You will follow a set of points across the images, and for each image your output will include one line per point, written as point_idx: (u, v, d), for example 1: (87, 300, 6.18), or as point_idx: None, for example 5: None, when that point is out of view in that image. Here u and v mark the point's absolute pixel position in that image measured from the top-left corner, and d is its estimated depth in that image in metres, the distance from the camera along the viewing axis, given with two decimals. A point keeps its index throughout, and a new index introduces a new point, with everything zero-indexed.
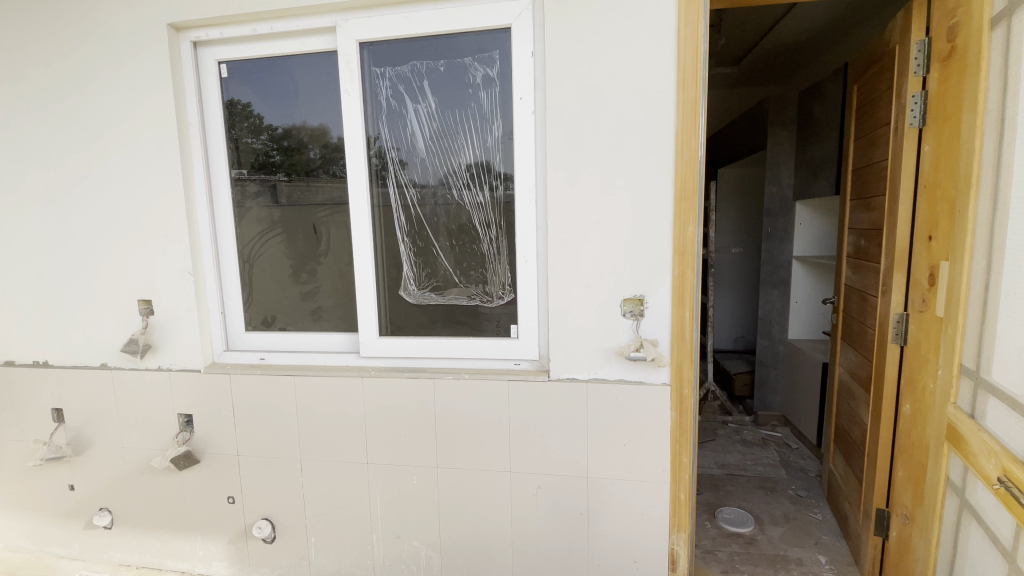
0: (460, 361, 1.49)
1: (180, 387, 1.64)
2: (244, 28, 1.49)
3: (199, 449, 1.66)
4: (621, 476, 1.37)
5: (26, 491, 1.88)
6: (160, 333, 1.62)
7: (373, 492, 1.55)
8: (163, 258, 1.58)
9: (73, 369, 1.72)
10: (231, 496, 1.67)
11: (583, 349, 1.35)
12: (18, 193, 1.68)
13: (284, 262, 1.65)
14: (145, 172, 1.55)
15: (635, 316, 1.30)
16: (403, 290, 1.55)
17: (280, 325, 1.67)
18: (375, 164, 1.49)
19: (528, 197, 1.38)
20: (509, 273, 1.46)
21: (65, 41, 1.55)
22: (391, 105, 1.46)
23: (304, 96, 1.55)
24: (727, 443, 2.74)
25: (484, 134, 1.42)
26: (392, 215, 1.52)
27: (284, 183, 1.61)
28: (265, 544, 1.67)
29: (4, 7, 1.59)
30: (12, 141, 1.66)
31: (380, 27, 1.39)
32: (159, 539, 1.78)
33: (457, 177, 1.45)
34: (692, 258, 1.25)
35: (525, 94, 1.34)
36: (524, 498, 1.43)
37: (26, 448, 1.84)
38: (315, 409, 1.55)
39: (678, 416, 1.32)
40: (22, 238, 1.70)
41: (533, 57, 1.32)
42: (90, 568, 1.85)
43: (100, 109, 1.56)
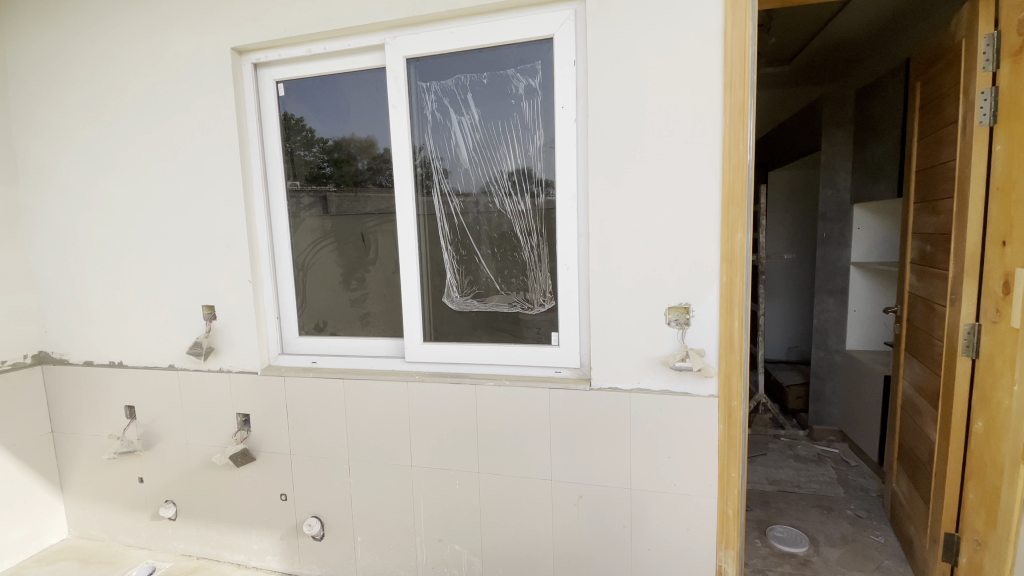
0: (502, 368, 1.51)
1: (239, 387, 1.73)
2: (300, 49, 1.58)
3: (255, 447, 1.75)
4: (665, 489, 1.34)
5: (101, 482, 2.04)
6: (221, 337, 1.73)
7: (416, 494, 1.58)
8: (225, 266, 1.69)
9: (144, 369, 1.85)
10: (284, 494, 1.74)
11: (626, 358, 1.33)
12: (99, 207, 1.83)
13: (334, 270, 1.72)
14: (210, 186, 1.66)
15: (680, 324, 1.26)
16: (446, 297, 1.58)
17: (330, 330, 1.74)
18: (419, 175, 1.54)
19: (570, 205, 1.38)
20: (550, 280, 1.46)
21: (141, 66, 1.69)
22: (436, 118, 1.51)
23: (354, 111, 1.62)
24: (778, 458, 2.62)
25: (526, 143, 1.43)
26: (435, 224, 1.56)
27: (334, 194, 1.69)
28: (315, 542, 1.74)
29: (89, 38, 1.75)
30: (95, 160, 1.82)
31: (427, 43, 1.44)
32: (218, 532, 1.88)
33: (499, 186, 1.47)
34: (741, 266, 1.21)
35: (567, 103, 1.34)
36: (565, 507, 1.43)
37: (102, 442, 2.00)
38: (362, 413, 1.60)
39: (726, 429, 1.28)
40: (103, 248, 1.85)
41: (575, 66, 1.33)
42: (156, 557, 1.98)
43: (171, 129, 1.69)
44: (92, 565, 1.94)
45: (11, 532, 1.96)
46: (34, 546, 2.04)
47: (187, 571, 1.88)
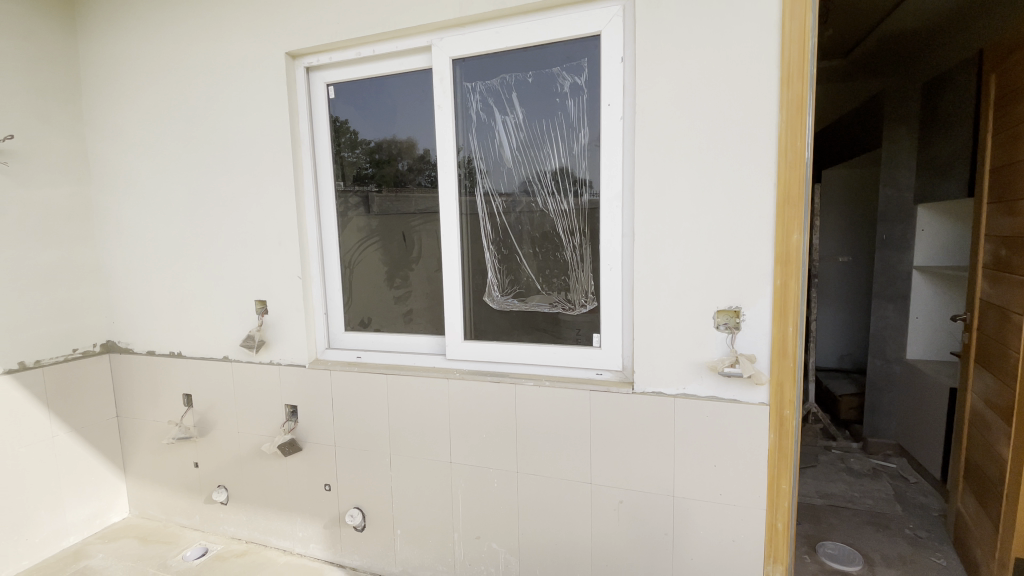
0: (542, 368, 1.50)
1: (288, 380, 1.80)
2: (350, 52, 1.62)
3: (302, 438, 1.81)
4: (710, 498, 1.29)
5: (159, 465, 2.16)
6: (272, 331, 1.80)
7: (455, 491, 1.60)
8: (276, 263, 1.75)
9: (201, 360, 1.95)
10: (327, 484, 1.80)
11: (671, 361, 1.30)
12: (162, 206, 1.94)
13: (379, 267, 1.75)
14: (263, 186, 1.73)
15: (730, 329, 1.22)
16: (487, 296, 1.59)
17: (374, 327, 1.78)
18: (462, 174, 1.55)
19: (615, 204, 1.36)
20: (592, 281, 1.44)
21: (202, 73, 1.78)
22: (481, 118, 1.51)
23: (401, 112, 1.65)
24: (830, 471, 2.49)
25: (570, 141, 1.41)
26: (477, 223, 1.56)
27: (375, 195, 1.73)
28: (356, 532, 1.78)
29: (157, 47, 1.86)
30: (160, 162, 1.93)
31: (473, 43, 1.45)
32: (264, 518, 1.96)
33: (542, 185, 1.47)
34: (796, 268, 1.16)
35: (614, 100, 1.32)
36: (604, 511, 1.40)
37: (162, 428, 2.11)
38: (404, 409, 1.63)
39: (777, 438, 1.22)
40: (165, 244, 1.96)
41: (623, 62, 1.30)
42: (208, 539, 2.08)
43: (229, 131, 1.77)
44: (150, 544, 2.06)
45: (79, 509, 2.10)
46: (99, 523, 2.18)
47: (237, 553, 1.97)
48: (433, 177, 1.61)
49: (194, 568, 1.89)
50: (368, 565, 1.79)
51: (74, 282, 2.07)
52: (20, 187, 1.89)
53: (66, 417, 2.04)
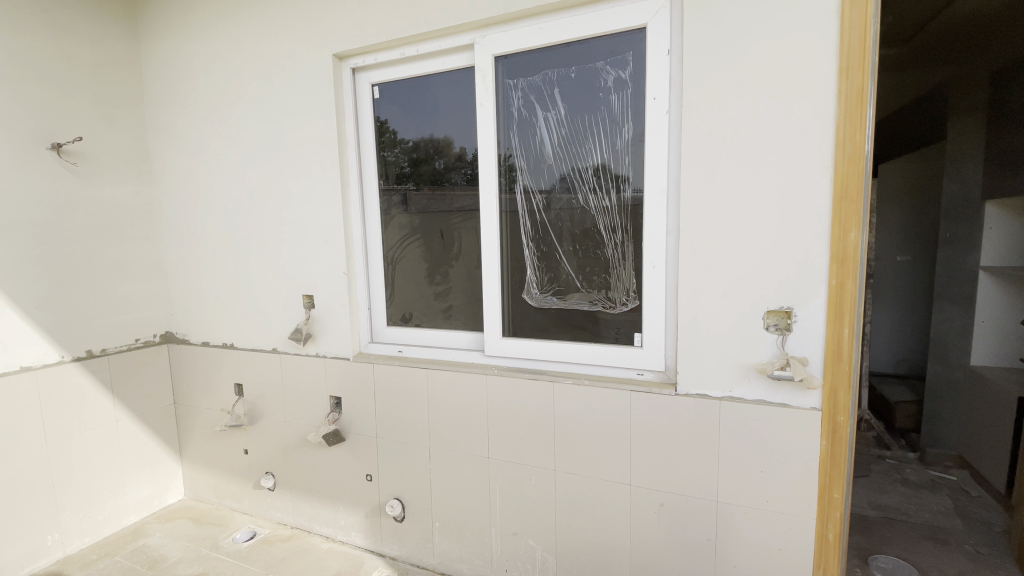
0: (582, 367, 1.49)
1: (333, 372, 1.85)
2: (395, 52, 1.65)
3: (345, 428, 1.86)
4: (755, 504, 1.25)
5: (212, 451, 2.28)
6: (318, 325, 1.86)
7: (492, 486, 1.61)
8: (323, 259, 1.81)
9: (252, 351, 2.04)
10: (369, 474, 1.85)
11: (716, 362, 1.26)
12: (217, 204, 2.04)
13: (420, 264, 1.78)
14: (311, 185, 1.79)
15: (781, 330, 1.18)
16: (526, 293, 1.58)
17: (415, 322, 1.82)
18: (503, 172, 1.56)
19: (658, 200, 1.33)
20: (634, 279, 1.41)
21: (254, 76, 1.85)
22: (522, 115, 1.51)
23: (443, 111, 1.67)
24: (883, 482, 2.37)
25: (613, 137, 1.39)
26: (517, 221, 1.56)
27: (414, 193, 1.76)
28: (396, 523, 1.82)
29: (213, 52, 1.95)
30: (215, 163, 2.02)
31: (516, 40, 1.45)
32: (309, 506, 2.03)
33: (583, 182, 1.45)
34: (854, 267, 1.10)
35: (659, 94, 1.29)
36: (643, 513, 1.38)
37: (215, 416, 2.22)
38: (444, 404, 1.65)
39: (829, 445, 1.17)
40: (220, 241, 2.06)
41: (669, 55, 1.27)
42: (256, 523, 2.17)
43: (279, 132, 1.83)
44: (204, 525, 2.18)
45: (139, 489, 2.24)
46: (158, 503, 2.32)
47: (283, 538, 2.05)
48: (468, 175, 1.64)
49: (243, 550, 1.98)
50: (407, 556, 1.83)
51: (136, 276, 2.20)
52: (88, 187, 2.02)
53: (128, 403, 2.18)
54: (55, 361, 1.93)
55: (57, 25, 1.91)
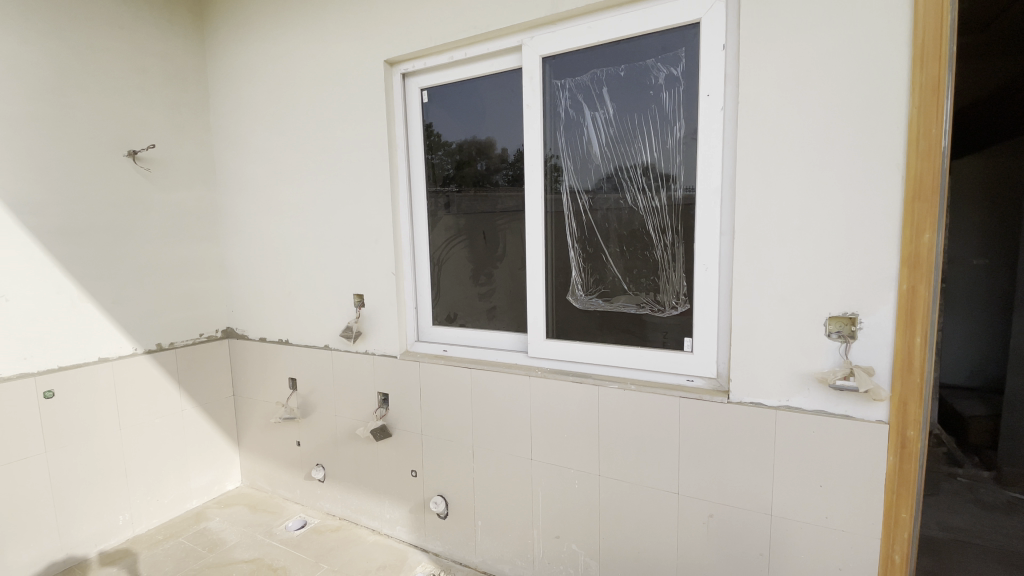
0: (628, 371, 1.46)
1: (381, 369, 1.91)
2: (443, 57, 1.67)
3: (392, 424, 1.91)
4: (814, 521, 1.19)
5: (267, 441, 2.39)
6: (368, 323, 1.92)
7: (535, 488, 1.60)
8: (373, 260, 1.86)
9: (306, 347, 2.13)
10: (414, 471, 1.88)
11: (772, 370, 1.21)
12: (275, 206, 2.14)
13: (465, 266, 1.80)
14: (362, 187, 1.85)
15: (843, 337, 1.12)
16: (571, 295, 1.57)
17: (459, 322, 1.84)
18: (549, 172, 1.55)
19: (712, 200, 1.29)
20: (684, 282, 1.37)
21: (310, 84, 1.93)
22: (570, 115, 1.50)
23: (490, 113, 1.68)
24: (953, 502, 2.19)
25: (664, 135, 1.36)
26: (563, 222, 1.55)
27: (457, 195, 1.79)
28: (439, 519, 1.85)
29: (273, 62, 2.05)
30: (273, 167, 2.12)
31: (564, 40, 1.44)
32: (356, 499, 2.10)
33: (631, 181, 1.42)
34: (928, 271, 1.03)
35: (714, 91, 1.25)
36: (691, 523, 1.34)
37: (271, 408, 2.33)
38: (488, 404, 1.67)
39: (897, 461, 1.10)
40: (276, 241, 2.16)
41: (724, 50, 1.23)
42: (307, 512, 2.26)
43: (333, 136, 1.90)
44: (259, 512, 2.29)
45: (201, 475, 2.38)
46: (217, 490, 2.46)
47: (332, 528, 2.12)
48: (509, 176, 1.65)
49: (295, 538, 2.06)
50: (450, 552, 1.86)
51: (201, 275, 2.33)
52: (160, 191, 2.16)
53: (193, 393, 2.32)
54: (128, 353, 2.08)
55: (133, 41, 2.06)
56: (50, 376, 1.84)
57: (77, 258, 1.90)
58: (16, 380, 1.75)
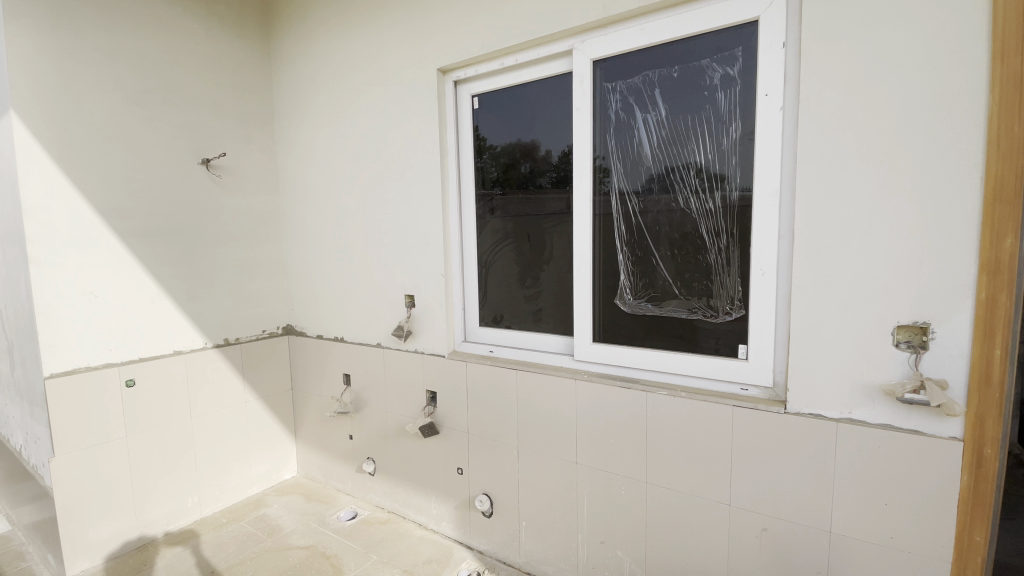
0: (679, 378, 1.43)
1: (430, 368, 1.96)
2: (494, 63, 1.71)
3: (439, 422, 1.96)
4: (878, 542, 1.13)
5: (322, 434, 2.50)
6: (418, 323, 1.98)
7: (580, 491, 1.60)
8: (424, 261, 1.91)
9: (359, 345, 2.21)
10: (460, 468, 1.92)
11: (833, 380, 1.15)
12: (333, 209, 2.24)
13: (511, 268, 1.82)
14: (415, 191, 1.91)
15: (913, 348, 1.05)
16: (619, 299, 1.55)
17: (505, 324, 1.86)
18: (598, 174, 1.55)
19: (770, 203, 1.24)
20: (739, 287, 1.33)
21: (368, 92, 2.02)
22: (620, 118, 1.49)
23: (539, 117, 1.69)
24: None
25: (719, 137, 1.32)
26: (611, 224, 1.54)
27: (501, 199, 1.82)
28: (485, 518, 1.88)
29: (333, 72, 2.15)
30: (332, 171, 2.22)
31: (616, 43, 1.44)
32: (404, 493, 2.16)
33: (684, 183, 1.39)
34: (1009, 279, 0.96)
35: (773, 90, 1.21)
36: (743, 537, 1.30)
37: (326, 402, 2.44)
38: (533, 406, 1.68)
39: (971, 481, 1.02)
40: (334, 243, 2.26)
41: (784, 48, 1.19)
42: (358, 504, 2.35)
43: (388, 142, 1.97)
44: (314, 501, 2.40)
45: (262, 464, 2.52)
46: (276, 478, 2.60)
47: (381, 520, 2.20)
48: (552, 178, 1.67)
49: (346, 528, 2.15)
50: (494, 551, 1.88)
51: (265, 275, 2.48)
52: (230, 196, 2.32)
53: (256, 386, 2.46)
54: (199, 347, 2.24)
55: (208, 57, 2.22)
56: (132, 366, 2.00)
57: (156, 258, 2.06)
58: (102, 368, 1.92)
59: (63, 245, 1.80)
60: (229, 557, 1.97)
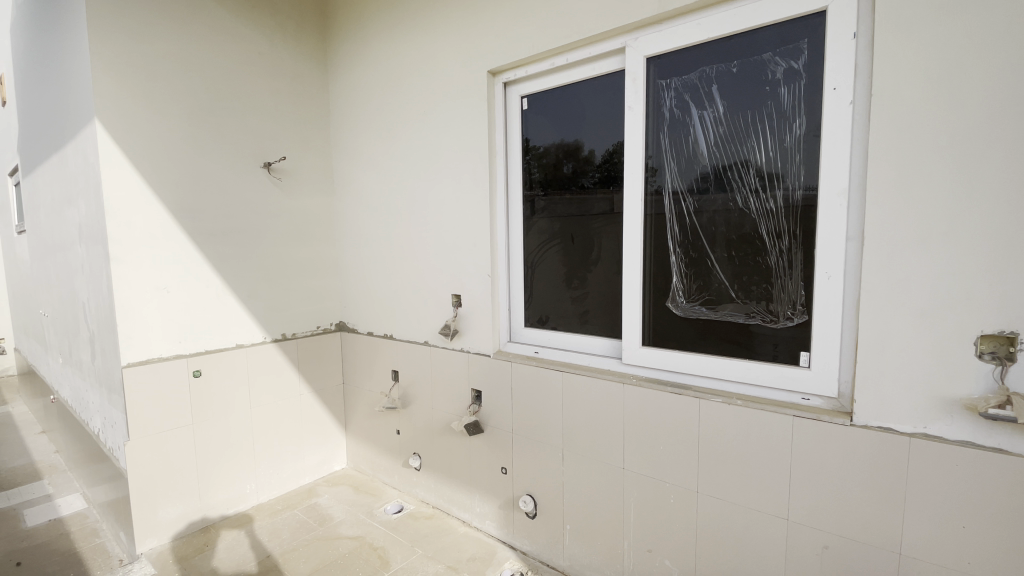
0: (734, 385, 1.38)
1: (476, 367, 1.98)
2: (545, 63, 1.71)
3: (484, 422, 1.97)
4: (955, 568, 1.04)
5: (370, 428, 2.58)
6: (465, 323, 2.00)
7: (627, 497, 1.57)
8: (472, 262, 1.94)
9: (407, 343, 2.27)
10: (504, 468, 1.93)
11: (906, 392, 1.08)
12: (385, 210, 2.30)
13: (558, 269, 1.81)
14: (464, 192, 1.93)
15: (998, 360, 0.97)
16: (671, 301, 1.51)
17: (551, 325, 1.85)
18: (650, 174, 1.51)
19: (838, 203, 1.17)
20: (802, 291, 1.27)
21: (419, 95, 2.06)
22: (675, 115, 1.45)
23: (589, 117, 1.67)
24: None
25: (781, 134, 1.26)
26: (664, 224, 1.50)
27: (542, 199, 1.83)
28: (528, 518, 1.88)
29: (386, 77, 2.21)
30: (384, 173, 2.29)
31: (671, 40, 1.41)
32: (449, 489, 2.19)
33: (743, 182, 1.34)
34: None
35: (841, 84, 1.15)
36: (802, 554, 1.24)
37: (374, 397, 2.51)
38: (579, 408, 1.66)
39: None
40: (385, 242, 2.32)
41: (855, 39, 1.12)
42: (404, 498, 2.41)
43: (438, 144, 2.01)
44: (362, 493, 2.47)
45: (314, 454, 2.62)
46: (327, 468, 2.70)
47: (426, 515, 2.24)
48: (595, 178, 1.67)
49: (393, 521, 2.20)
50: (537, 553, 1.87)
51: (320, 273, 2.58)
52: (289, 198, 2.42)
53: (310, 380, 2.57)
54: (259, 341, 2.35)
55: (271, 66, 2.33)
56: (198, 358, 2.13)
57: (221, 256, 2.19)
58: (173, 359, 2.05)
59: (140, 243, 1.94)
60: (284, 543, 2.06)
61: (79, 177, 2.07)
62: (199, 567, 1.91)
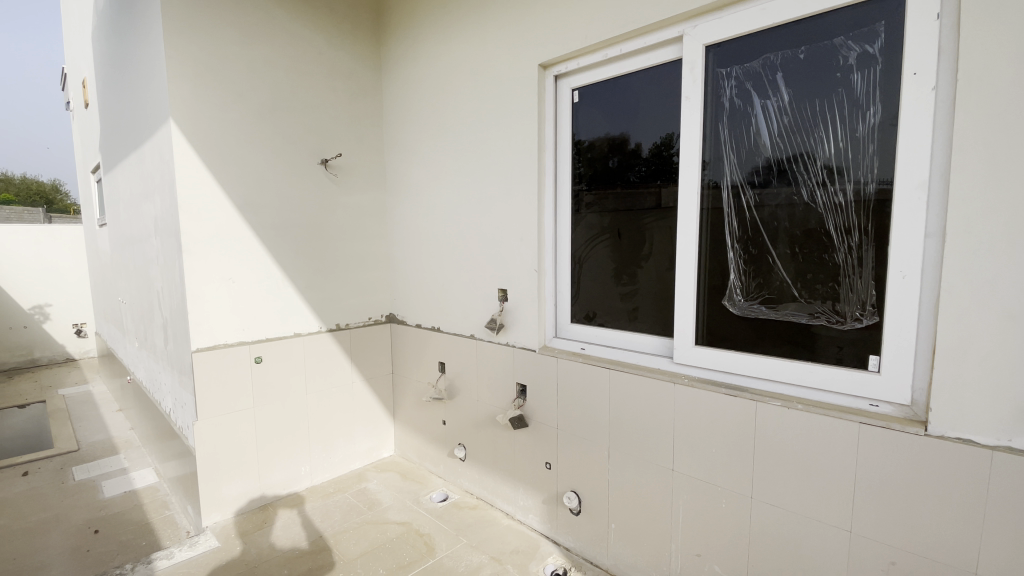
0: (793, 388, 1.32)
1: (521, 361, 1.99)
2: (597, 55, 1.68)
3: (529, 416, 1.98)
4: None
5: (418, 418, 2.65)
6: (511, 317, 2.01)
7: (675, 498, 1.54)
8: (519, 256, 1.94)
9: (454, 335, 2.31)
10: (548, 462, 1.93)
11: (990, 403, 0.99)
12: (434, 205, 2.35)
13: (606, 265, 1.78)
14: (512, 187, 1.94)
15: None
16: (728, 299, 1.46)
17: (598, 321, 1.83)
18: (708, 166, 1.47)
19: (917, 196, 1.09)
20: (873, 291, 1.19)
21: (469, 91, 2.08)
22: (735, 105, 1.40)
23: (641, 109, 1.63)
24: None
25: (853, 123, 1.19)
26: (721, 219, 1.45)
27: (587, 193, 1.82)
28: (572, 514, 1.87)
29: (437, 73, 2.24)
30: (433, 169, 2.33)
31: (732, 27, 1.35)
32: (492, 481, 2.22)
33: (808, 174, 1.27)
34: None
35: (923, 68, 1.06)
36: (866, 569, 1.17)
37: (421, 388, 2.57)
38: (627, 406, 1.64)
39: None
40: (434, 236, 2.37)
41: (940, 20, 1.03)
42: (449, 487, 2.46)
43: (487, 139, 2.02)
44: (409, 481, 2.54)
45: (364, 441, 2.72)
46: (376, 455, 2.79)
47: (470, 505, 2.28)
48: (644, 172, 1.63)
49: (438, 509, 2.25)
50: (581, 549, 1.86)
51: (372, 266, 2.66)
52: (343, 193, 2.51)
53: (361, 369, 2.66)
54: (314, 331, 2.46)
55: (330, 66, 2.42)
56: (260, 345, 2.25)
57: (280, 249, 2.30)
58: (237, 346, 2.18)
59: (209, 236, 2.06)
60: (335, 524, 2.15)
61: (155, 174, 2.22)
62: (259, 542, 2.03)
